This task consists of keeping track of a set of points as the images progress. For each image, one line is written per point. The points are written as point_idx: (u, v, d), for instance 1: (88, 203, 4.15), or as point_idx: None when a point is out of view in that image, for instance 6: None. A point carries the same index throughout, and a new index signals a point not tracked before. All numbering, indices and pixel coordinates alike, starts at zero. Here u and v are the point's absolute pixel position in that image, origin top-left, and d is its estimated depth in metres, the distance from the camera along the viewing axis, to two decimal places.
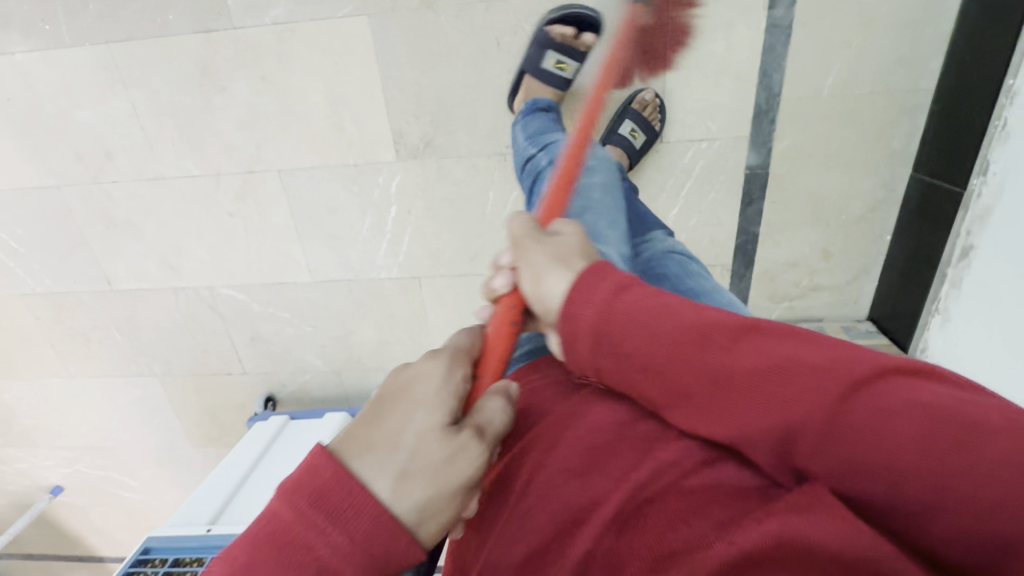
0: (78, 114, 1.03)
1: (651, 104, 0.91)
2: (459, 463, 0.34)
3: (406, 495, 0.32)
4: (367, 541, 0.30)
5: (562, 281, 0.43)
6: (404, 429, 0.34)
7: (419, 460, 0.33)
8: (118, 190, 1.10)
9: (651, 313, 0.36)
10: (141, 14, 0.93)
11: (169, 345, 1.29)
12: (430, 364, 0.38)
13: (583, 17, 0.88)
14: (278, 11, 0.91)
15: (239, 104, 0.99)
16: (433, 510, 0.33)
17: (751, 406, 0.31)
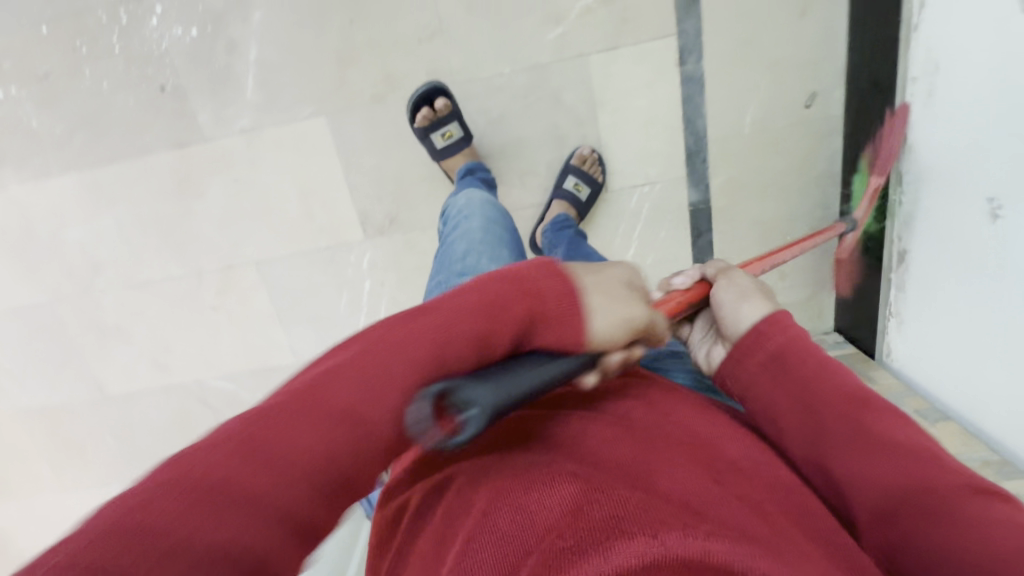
0: (68, 234, 1.11)
1: (590, 158, 0.98)
2: (634, 307, 0.45)
3: (598, 300, 0.43)
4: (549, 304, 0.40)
5: (757, 309, 0.51)
6: (612, 270, 0.47)
7: (611, 286, 0.45)
8: (107, 299, 1.16)
9: (813, 354, 0.47)
10: (121, 138, 1.02)
11: (163, 444, 1.30)
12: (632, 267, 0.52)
13: (427, 94, 0.94)
14: (244, 121, 1.00)
15: (217, 206, 1.07)
16: (605, 322, 0.42)
17: (848, 427, 0.42)
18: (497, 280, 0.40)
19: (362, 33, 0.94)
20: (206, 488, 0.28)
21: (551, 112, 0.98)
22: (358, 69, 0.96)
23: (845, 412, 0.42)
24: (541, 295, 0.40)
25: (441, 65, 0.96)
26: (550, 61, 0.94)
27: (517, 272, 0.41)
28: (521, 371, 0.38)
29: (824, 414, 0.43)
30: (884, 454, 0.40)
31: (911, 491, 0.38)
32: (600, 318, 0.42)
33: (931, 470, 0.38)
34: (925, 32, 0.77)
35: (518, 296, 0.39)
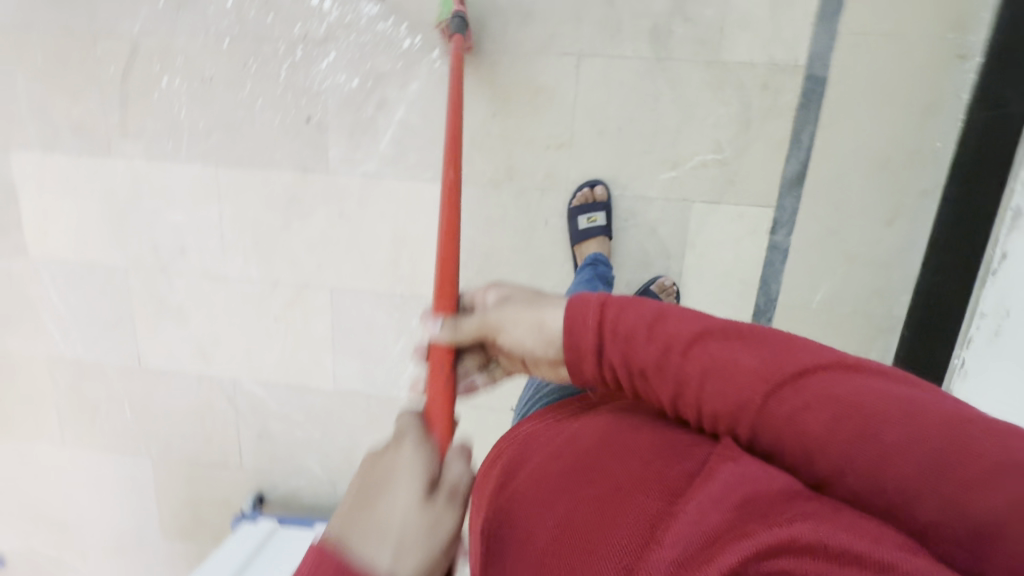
0: (169, 214, 1.17)
1: (669, 290, 1.04)
2: (438, 527, 0.41)
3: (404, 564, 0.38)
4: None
5: (557, 313, 0.57)
6: (391, 509, 0.41)
7: (406, 535, 0.39)
8: (180, 281, 1.21)
9: (651, 337, 0.48)
10: (252, 149, 1.11)
11: (176, 428, 1.31)
12: (397, 456, 0.45)
13: (591, 184, 1.03)
14: (368, 167, 1.08)
15: (314, 231, 1.13)
16: (425, 565, 0.39)
17: (732, 394, 0.43)
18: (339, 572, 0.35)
19: (499, 125, 1.03)
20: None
21: (643, 240, 1.07)
22: (485, 153, 1.05)
23: (741, 408, 0.43)
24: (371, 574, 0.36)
25: (559, 171, 1.04)
26: (657, 197, 1.04)
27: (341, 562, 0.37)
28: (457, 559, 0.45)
29: (709, 395, 0.45)
30: (813, 428, 0.39)
31: (887, 448, 0.37)
32: (420, 562, 0.39)
33: (833, 402, 0.39)
34: (1000, 279, 0.86)
35: None
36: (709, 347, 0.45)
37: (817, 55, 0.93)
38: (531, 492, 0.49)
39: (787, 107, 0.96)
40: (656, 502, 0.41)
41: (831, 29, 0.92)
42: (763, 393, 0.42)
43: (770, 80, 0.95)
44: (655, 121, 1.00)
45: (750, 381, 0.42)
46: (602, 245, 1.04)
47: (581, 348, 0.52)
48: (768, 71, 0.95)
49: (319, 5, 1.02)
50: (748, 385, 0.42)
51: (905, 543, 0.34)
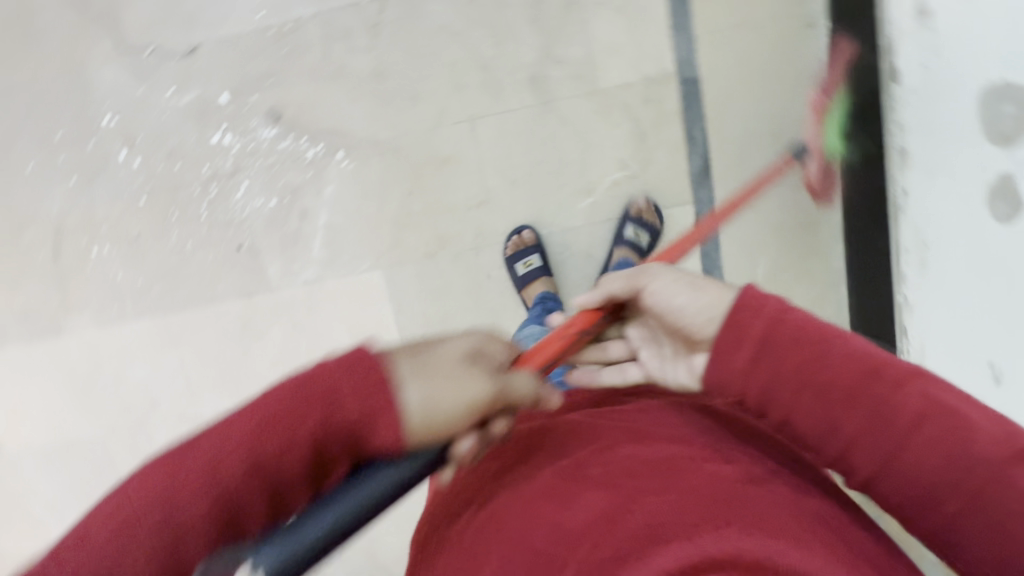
0: (132, 372, 1.18)
1: (646, 209, 1.05)
2: (465, 391, 0.47)
3: (417, 387, 0.45)
4: (363, 403, 0.44)
5: (723, 292, 0.55)
6: (422, 372, 0.46)
7: (438, 381, 0.47)
8: (158, 433, 1.21)
9: (828, 357, 0.48)
10: (195, 288, 1.13)
11: None
12: (463, 338, 0.51)
13: (519, 232, 1.07)
14: (309, 274, 1.11)
15: (274, 347, 1.15)
16: (427, 415, 0.46)
17: (886, 399, 0.46)
18: (355, 365, 0.45)
19: (418, 202, 1.07)
20: (152, 498, 0.42)
21: (585, 266, 1.10)
22: (413, 230, 1.09)
23: (844, 412, 0.47)
24: (349, 391, 0.44)
25: (487, 227, 1.08)
26: (583, 224, 1.08)
27: (328, 374, 0.44)
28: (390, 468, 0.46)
29: (808, 396, 0.48)
30: (895, 439, 0.45)
31: (923, 465, 0.44)
32: (425, 403, 0.46)
33: (928, 438, 0.44)
34: (909, 217, 0.88)
35: (335, 416, 0.44)
36: (864, 356, 0.48)
37: (683, 59, 1.00)
38: (525, 466, 0.55)
39: (673, 111, 1.02)
40: (629, 489, 0.47)
41: (688, 34, 0.99)
42: (881, 410, 0.46)
43: (649, 92, 1.01)
44: (559, 157, 1.04)
45: (904, 397, 0.45)
46: (548, 283, 1.06)
47: (740, 339, 0.50)
48: (645, 85, 1.01)
49: (221, 142, 1.07)
50: (882, 385, 0.46)
51: (826, 556, 0.41)
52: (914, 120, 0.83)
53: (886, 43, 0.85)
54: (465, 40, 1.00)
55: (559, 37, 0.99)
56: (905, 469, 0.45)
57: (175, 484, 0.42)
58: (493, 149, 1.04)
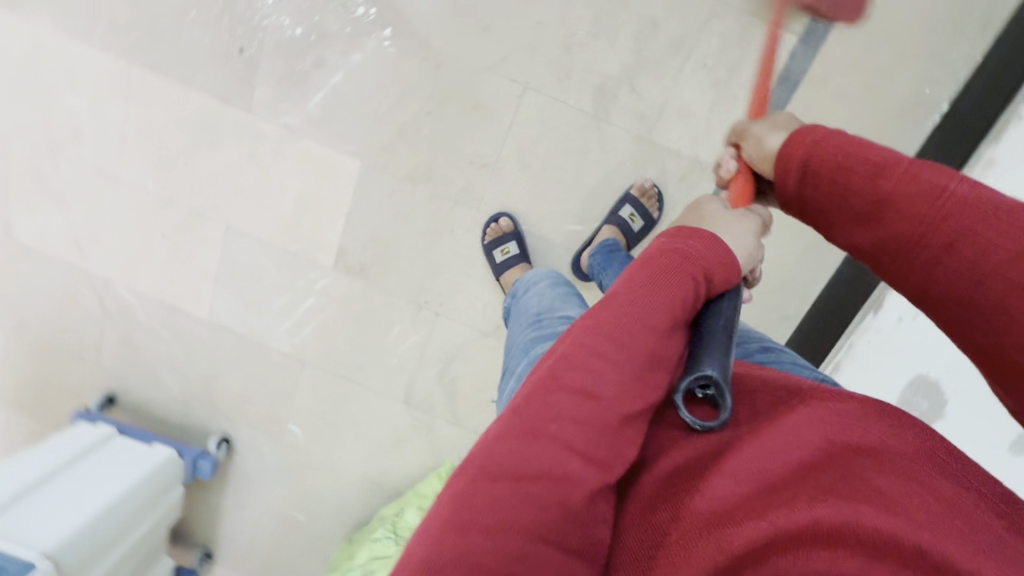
0: (69, 95, 1.08)
1: (649, 193, 0.99)
2: (748, 222, 0.54)
3: (740, 241, 0.52)
4: (702, 269, 0.46)
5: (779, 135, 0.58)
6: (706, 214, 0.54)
7: (712, 217, 0.53)
8: (68, 166, 1.14)
9: (889, 164, 0.50)
10: (174, 59, 1.03)
11: (35, 310, 1.28)
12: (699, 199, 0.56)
13: (500, 217, 1.05)
14: (292, 120, 1.05)
15: (222, 163, 1.09)
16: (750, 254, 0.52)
17: (906, 242, 0.47)
18: (648, 272, 0.45)
19: (429, 125, 1.02)
20: (496, 511, 0.37)
21: None
22: (409, 146, 1.03)
23: (906, 215, 0.47)
24: (697, 266, 0.45)
25: (476, 190, 1.04)
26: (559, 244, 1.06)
27: (662, 254, 0.46)
28: (715, 311, 0.47)
29: (888, 208, 0.48)
30: (973, 243, 0.45)
31: (1003, 271, 0.43)
32: (743, 246, 0.52)
33: (999, 239, 0.44)
34: None
35: (689, 270, 0.45)
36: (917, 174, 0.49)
37: None
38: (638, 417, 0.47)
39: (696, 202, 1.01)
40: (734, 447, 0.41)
41: None
42: (943, 217, 0.46)
43: (688, 173, 0.99)
44: (576, 173, 1.01)
45: (935, 248, 0.46)
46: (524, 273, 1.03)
47: (787, 162, 0.55)
48: (690, 164, 0.99)
49: None
50: (923, 248, 0.47)
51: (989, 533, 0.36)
52: (862, 352, 0.92)
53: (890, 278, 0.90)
54: (565, 11, 0.93)
55: (646, 68, 0.94)
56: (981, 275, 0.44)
57: (507, 509, 0.37)
58: (526, 127, 0.99)
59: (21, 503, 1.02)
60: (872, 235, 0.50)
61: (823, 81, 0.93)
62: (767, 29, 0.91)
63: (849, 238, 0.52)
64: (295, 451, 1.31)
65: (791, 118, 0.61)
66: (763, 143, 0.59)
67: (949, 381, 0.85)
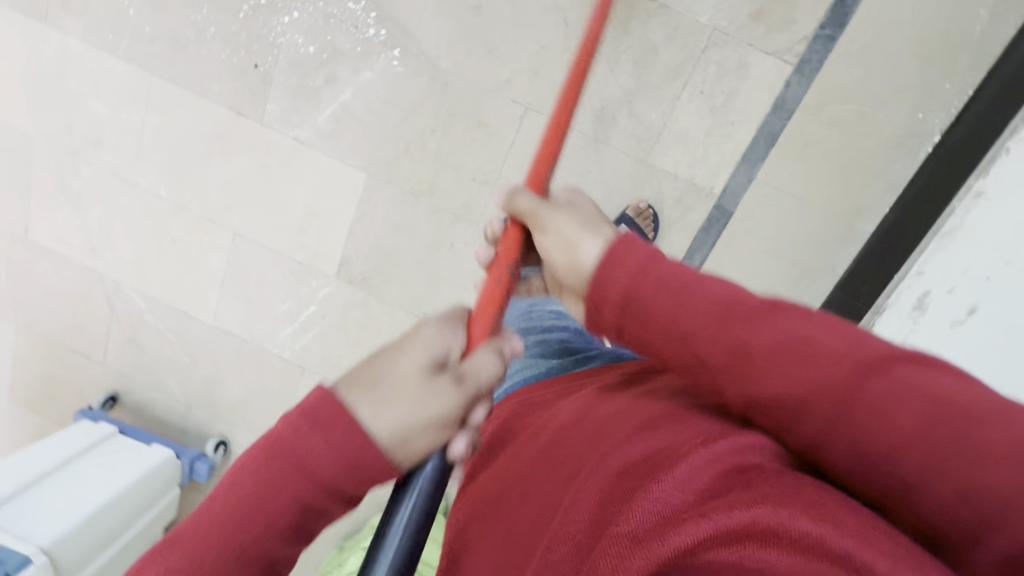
0: (92, 103, 1.13)
1: (645, 213, 1.01)
2: (431, 400, 0.39)
3: (384, 421, 0.38)
4: (349, 458, 0.37)
5: (596, 246, 0.51)
6: (393, 367, 0.40)
7: (392, 383, 0.39)
8: (87, 171, 1.18)
9: (694, 296, 0.43)
10: (193, 72, 1.08)
11: (48, 308, 1.31)
12: (409, 339, 0.42)
13: None
14: (302, 133, 1.08)
15: (233, 172, 1.13)
16: (408, 436, 0.39)
17: (728, 337, 0.40)
18: (287, 456, 0.37)
19: (434, 141, 1.05)
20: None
21: None
22: (414, 161, 1.07)
23: (722, 344, 0.41)
24: (324, 460, 0.37)
25: (477, 205, 1.07)
26: None
27: (304, 426, 0.37)
28: (405, 486, 0.41)
29: (691, 330, 0.42)
30: (790, 374, 0.37)
31: (837, 410, 0.36)
32: (403, 429, 0.38)
33: (828, 364, 0.36)
34: None
35: (313, 471, 0.37)
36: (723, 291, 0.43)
37: (731, 189, 0.99)
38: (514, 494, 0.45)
39: (692, 224, 1.02)
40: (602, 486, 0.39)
41: (750, 171, 0.98)
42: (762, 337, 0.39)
43: (685, 195, 1.01)
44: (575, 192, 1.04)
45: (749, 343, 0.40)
46: None
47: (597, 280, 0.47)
48: (686, 187, 1.01)
49: None
50: (733, 342, 0.40)
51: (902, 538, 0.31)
52: None
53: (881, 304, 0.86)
54: (568, 36, 0.97)
55: (645, 93, 0.97)
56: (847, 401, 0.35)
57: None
58: (527, 146, 1.03)
59: (26, 493, 1.04)
60: (676, 349, 0.43)
61: (818, 109, 0.95)
62: (763, 59, 0.93)
63: (665, 355, 0.44)
64: None
65: (602, 225, 0.54)
66: (569, 242, 0.52)
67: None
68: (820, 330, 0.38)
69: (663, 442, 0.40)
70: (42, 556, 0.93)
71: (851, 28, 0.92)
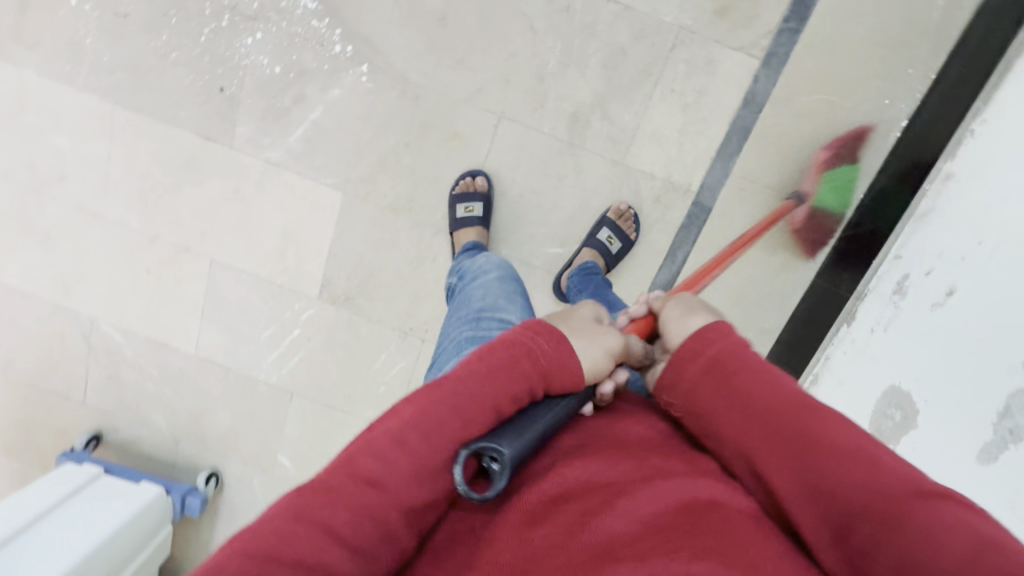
0: (53, 137, 1.10)
1: (626, 214, 1.01)
2: (608, 339, 0.56)
3: (587, 349, 0.54)
4: (561, 361, 0.50)
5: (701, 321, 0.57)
6: (579, 314, 0.59)
7: (582, 323, 0.57)
8: (53, 207, 1.15)
9: (721, 353, 0.51)
10: (157, 100, 1.05)
11: (21, 349, 1.27)
12: (584, 309, 0.60)
13: (472, 173, 1.03)
14: (273, 154, 1.07)
15: (206, 199, 1.11)
16: (595, 366, 0.54)
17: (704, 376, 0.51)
18: (509, 349, 0.48)
19: (409, 156, 1.04)
20: (284, 547, 0.38)
21: None
22: (390, 177, 1.05)
23: (727, 402, 0.49)
24: (553, 356, 0.49)
25: None
26: (540, 267, 1.07)
27: (512, 337, 0.50)
28: (552, 406, 0.51)
29: (704, 389, 0.50)
30: (731, 411, 0.48)
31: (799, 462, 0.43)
32: (589, 358, 0.53)
33: (812, 425, 0.44)
34: None
35: (530, 362, 0.48)
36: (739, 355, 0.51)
37: (708, 185, 1.00)
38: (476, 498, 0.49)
39: (672, 222, 1.03)
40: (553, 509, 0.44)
41: (726, 166, 0.99)
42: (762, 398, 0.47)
43: (663, 194, 1.01)
44: (554, 198, 1.03)
45: (714, 374, 0.50)
46: (482, 235, 1.01)
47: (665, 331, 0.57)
48: (664, 185, 1.01)
49: None
50: (715, 375, 0.50)
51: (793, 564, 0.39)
52: (838, 363, 0.89)
53: (863, 290, 0.91)
54: (536, 42, 0.97)
55: (617, 95, 0.97)
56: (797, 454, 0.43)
57: (294, 536, 0.38)
58: (503, 154, 1.02)
59: (15, 543, 1.00)
60: (687, 401, 0.51)
61: (787, 102, 0.96)
62: (730, 55, 0.95)
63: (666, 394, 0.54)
64: (286, 483, 1.30)
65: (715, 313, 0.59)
66: (681, 316, 0.58)
67: (919, 393, 0.77)
68: (791, 388, 0.48)
69: (599, 480, 0.46)
70: None
71: (812, 20, 0.93)
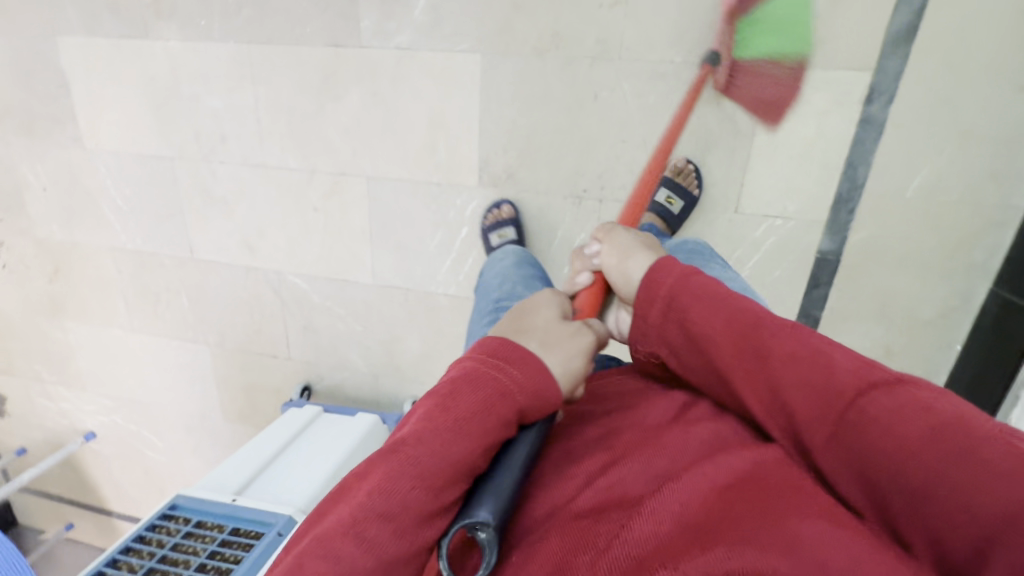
0: (207, 99, 1.15)
1: (684, 170, 0.97)
2: (578, 337, 0.50)
3: (549, 355, 0.46)
4: (535, 386, 0.44)
5: (644, 260, 0.58)
6: (538, 314, 0.52)
7: (543, 328, 0.49)
8: (222, 171, 1.21)
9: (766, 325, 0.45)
10: (284, 23, 1.04)
11: (228, 318, 1.37)
12: (543, 294, 0.57)
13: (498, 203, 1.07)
14: (402, 39, 1.00)
15: (349, 114, 1.08)
16: (567, 374, 0.47)
17: (773, 346, 0.43)
18: (490, 387, 0.42)
19: None
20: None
21: (707, 117, 0.93)
22: (527, 17, 0.94)
23: (793, 378, 0.41)
24: (522, 385, 0.43)
25: (612, 34, 0.91)
26: (726, 62, 0.89)
27: (476, 371, 0.43)
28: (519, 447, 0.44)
29: (826, 411, 0.39)
30: (817, 387, 0.40)
31: (928, 481, 0.34)
32: (561, 371, 0.46)
33: (905, 420, 0.36)
34: None
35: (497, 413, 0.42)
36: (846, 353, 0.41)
37: None
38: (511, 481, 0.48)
39: None
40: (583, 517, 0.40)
41: None
42: (915, 425, 0.35)
43: None
44: None
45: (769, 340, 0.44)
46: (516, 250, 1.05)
47: (652, 295, 0.52)
48: None
49: None
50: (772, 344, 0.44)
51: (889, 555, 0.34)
52: None
53: None
54: None
55: None
56: (946, 499, 0.33)
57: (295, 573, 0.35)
58: None
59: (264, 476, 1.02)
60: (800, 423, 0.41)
61: None
62: None
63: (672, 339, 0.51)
64: None
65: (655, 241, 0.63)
66: (623, 260, 0.60)
67: None
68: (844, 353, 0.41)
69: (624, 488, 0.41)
70: (302, 514, 0.92)
71: None
